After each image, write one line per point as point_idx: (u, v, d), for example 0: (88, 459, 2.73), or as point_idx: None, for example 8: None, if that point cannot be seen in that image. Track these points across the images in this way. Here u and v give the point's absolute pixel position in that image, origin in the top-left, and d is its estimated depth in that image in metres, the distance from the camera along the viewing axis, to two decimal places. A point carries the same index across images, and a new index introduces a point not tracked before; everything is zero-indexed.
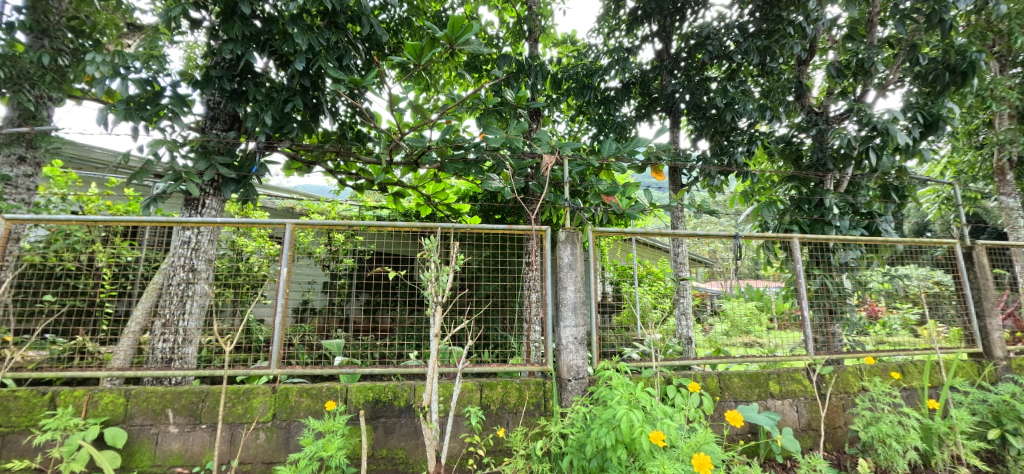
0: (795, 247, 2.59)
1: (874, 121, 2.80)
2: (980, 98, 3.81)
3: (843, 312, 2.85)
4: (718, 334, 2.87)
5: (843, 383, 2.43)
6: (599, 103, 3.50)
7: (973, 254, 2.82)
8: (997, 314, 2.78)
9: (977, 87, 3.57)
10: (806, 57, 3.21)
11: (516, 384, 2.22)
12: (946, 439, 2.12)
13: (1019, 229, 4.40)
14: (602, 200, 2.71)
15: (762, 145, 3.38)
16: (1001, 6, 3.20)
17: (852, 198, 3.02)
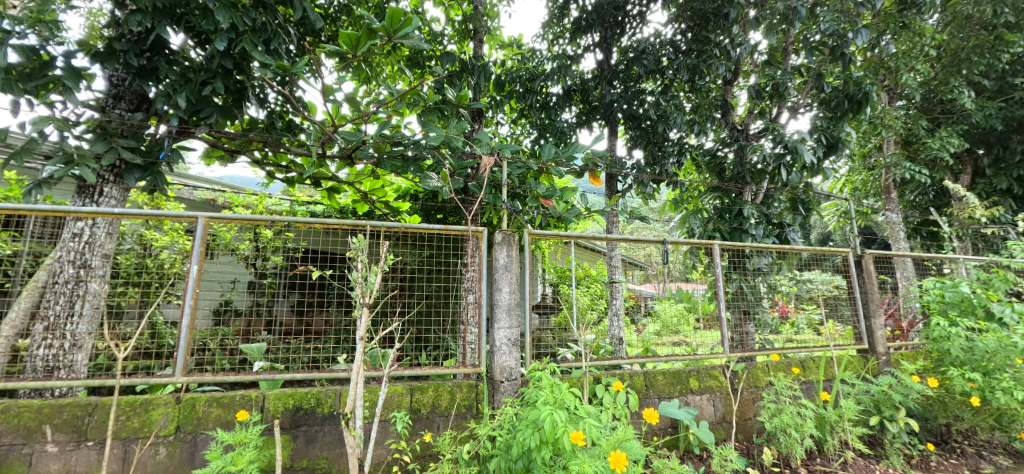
0: (715, 252, 2.80)
1: (786, 140, 3.08)
2: (873, 125, 4.32)
3: (757, 313, 3.08)
4: (649, 334, 2.83)
5: (753, 378, 2.64)
6: (541, 107, 3.54)
7: (863, 262, 3.19)
8: (880, 315, 3.15)
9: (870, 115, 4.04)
10: (730, 78, 3.46)
11: (448, 387, 2.19)
12: (836, 426, 2.36)
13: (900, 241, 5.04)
14: (540, 203, 2.73)
15: (691, 156, 3.59)
16: (890, 45, 3.65)
17: (767, 209, 3.29)
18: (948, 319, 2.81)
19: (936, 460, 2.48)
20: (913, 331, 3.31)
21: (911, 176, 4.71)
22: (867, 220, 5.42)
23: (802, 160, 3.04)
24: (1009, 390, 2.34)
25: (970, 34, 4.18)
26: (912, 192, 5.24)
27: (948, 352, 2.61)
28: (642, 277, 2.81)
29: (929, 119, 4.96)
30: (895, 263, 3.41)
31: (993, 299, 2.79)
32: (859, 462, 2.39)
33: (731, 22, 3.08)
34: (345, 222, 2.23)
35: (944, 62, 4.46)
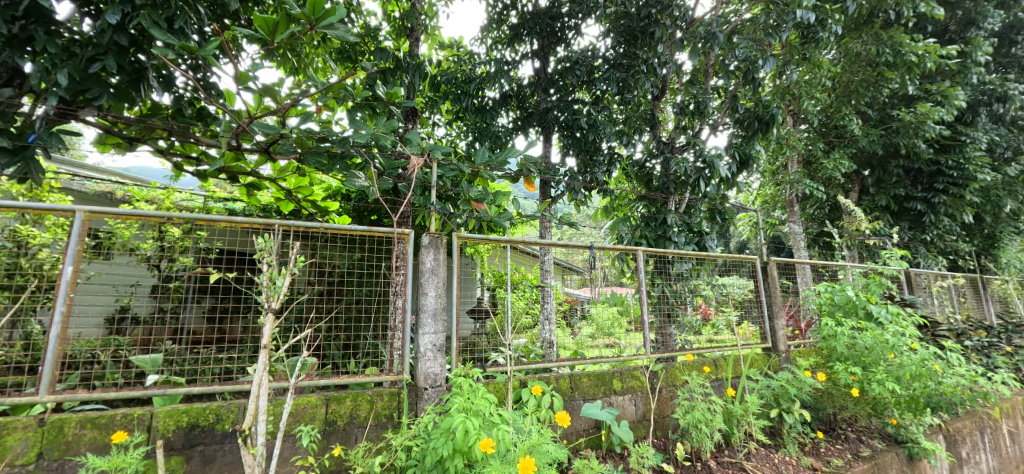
0: (638, 258, 2.90)
1: (705, 155, 3.31)
2: (780, 144, 4.78)
3: (678, 315, 3.23)
4: (584, 337, 2.84)
5: (671, 377, 2.79)
6: (477, 111, 3.51)
7: (767, 268, 3.49)
8: (782, 316, 3.46)
9: (777, 135, 4.46)
10: (658, 93, 3.65)
11: (367, 396, 2.09)
12: (741, 420, 2.54)
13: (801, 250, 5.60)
14: (471, 206, 2.70)
15: (622, 166, 3.73)
16: (794, 73, 4.06)
17: (688, 218, 3.49)
18: (836, 320, 3.14)
19: (824, 446, 2.74)
20: (809, 331, 3.68)
21: (811, 192, 5.28)
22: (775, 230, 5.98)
23: (718, 173, 3.29)
24: (881, 381, 2.66)
25: (858, 68, 4.73)
26: (812, 206, 5.85)
27: (835, 349, 2.92)
28: (579, 281, 2.86)
29: (826, 142, 5.58)
30: (796, 269, 3.77)
31: (872, 301, 3.16)
32: (761, 452, 2.58)
33: (656, 41, 3.28)
34: (257, 220, 2.05)
35: (838, 92, 5.00)
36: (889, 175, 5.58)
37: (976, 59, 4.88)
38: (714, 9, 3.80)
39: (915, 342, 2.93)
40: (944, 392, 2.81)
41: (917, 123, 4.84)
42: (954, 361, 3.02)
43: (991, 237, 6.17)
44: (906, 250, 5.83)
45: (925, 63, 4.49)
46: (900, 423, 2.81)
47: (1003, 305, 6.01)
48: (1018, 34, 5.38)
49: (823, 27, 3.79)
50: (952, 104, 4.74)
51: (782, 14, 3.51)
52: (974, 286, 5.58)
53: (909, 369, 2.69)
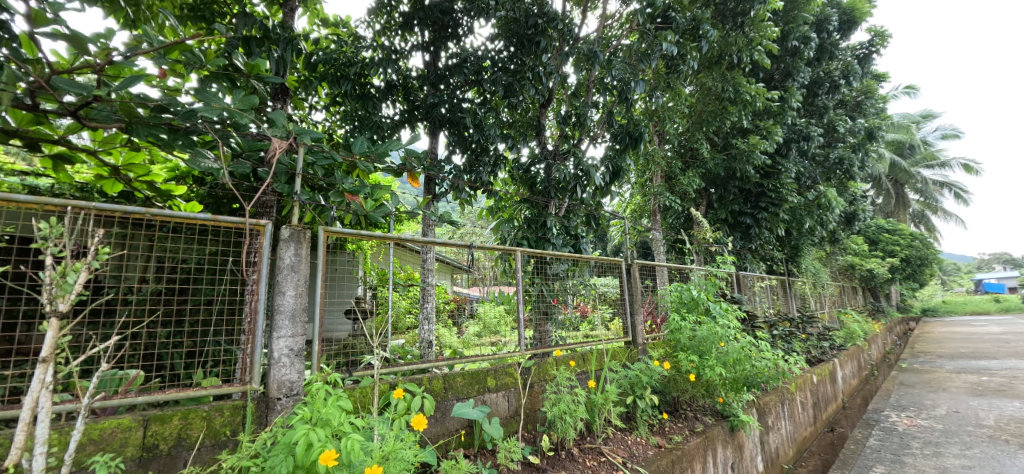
0: (517, 259, 2.93)
1: (582, 164, 3.56)
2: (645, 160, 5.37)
3: (554, 313, 3.24)
4: (470, 336, 2.82)
5: (541, 373, 2.93)
6: (358, 97, 3.28)
7: (630, 269, 3.88)
8: (640, 313, 3.86)
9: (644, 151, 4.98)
10: (543, 101, 3.86)
11: (202, 412, 1.80)
12: (601, 408, 2.75)
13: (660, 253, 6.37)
14: (344, 199, 2.50)
15: (508, 168, 3.81)
16: (660, 97, 4.56)
17: (566, 222, 3.68)
18: (682, 315, 3.60)
19: (668, 426, 3.08)
20: (663, 324, 4.16)
21: (670, 203, 6.04)
22: (641, 236, 6.70)
23: (593, 182, 3.57)
24: (712, 366, 3.12)
25: (708, 101, 5.55)
26: (671, 216, 6.70)
27: (680, 340, 3.36)
28: (469, 280, 2.76)
29: (683, 161, 6.42)
30: (655, 271, 4.25)
31: (709, 299, 3.68)
32: (617, 435, 2.83)
33: (542, 51, 3.47)
34: (50, 201, 1.61)
35: (694, 119, 5.80)
36: (729, 193, 6.64)
37: (791, 104, 6.03)
38: (596, 30, 4.11)
39: (738, 333, 3.48)
40: (757, 373, 3.39)
41: (749, 151, 5.81)
42: (764, 348, 3.67)
43: (796, 248, 7.73)
44: (739, 256, 6.98)
45: (757, 102, 5.39)
46: (725, 401, 3.29)
47: (801, 301, 7.56)
48: (819, 89, 6.82)
49: (684, 60, 4.31)
50: (773, 138, 5.81)
51: (651, 43, 3.93)
52: (783, 286, 6.93)
53: (732, 355, 3.18)
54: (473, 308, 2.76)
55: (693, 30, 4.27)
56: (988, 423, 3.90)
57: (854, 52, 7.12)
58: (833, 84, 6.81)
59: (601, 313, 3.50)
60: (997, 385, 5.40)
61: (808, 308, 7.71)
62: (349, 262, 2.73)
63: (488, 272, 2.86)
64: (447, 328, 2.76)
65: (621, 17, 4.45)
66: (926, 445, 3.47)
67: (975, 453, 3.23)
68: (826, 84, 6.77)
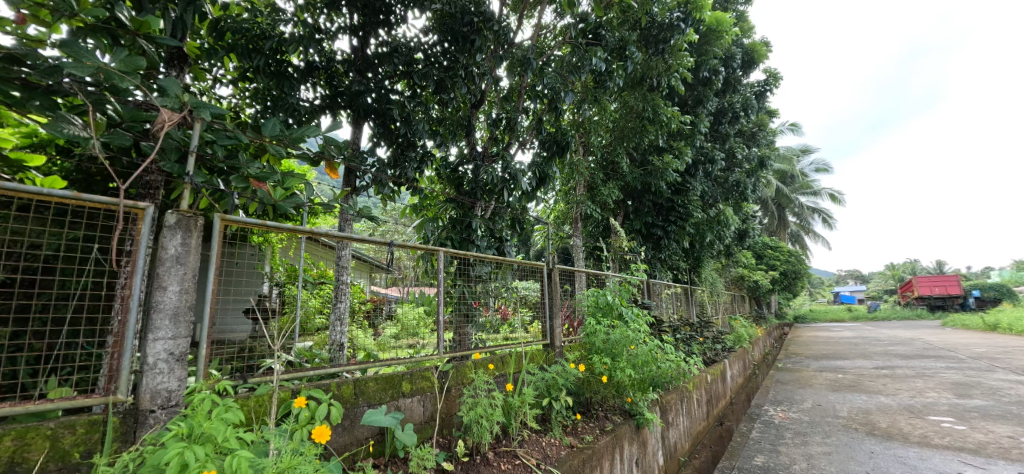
0: (439, 259, 2.84)
1: (510, 167, 3.63)
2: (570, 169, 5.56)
3: (474, 315, 3.20)
4: (387, 338, 2.68)
5: (459, 376, 2.86)
6: (273, 76, 2.98)
7: (551, 274, 3.98)
8: (559, 316, 3.97)
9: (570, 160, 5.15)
10: (475, 102, 3.84)
11: (46, 430, 1.49)
12: (518, 411, 2.76)
13: (580, 259, 6.64)
14: (248, 185, 2.23)
15: (435, 166, 3.74)
16: (587, 110, 4.76)
17: (491, 225, 3.67)
18: (597, 319, 3.77)
19: (580, 426, 3.18)
20: (579, 328, 4.30)
21: (591, 211, 6.34)
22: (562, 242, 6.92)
23: (521, 186, 3.62)
24: (622, 368, 3.30)
25: (630, 119, 5.92)
26: (591, 224, 7.02)
27: (594, 343, 3.51)
28: (388, 280, 2.62)
29: (605, 173, 6.76)
30: (574, 276, 4.40)
31: (622, 304, 3.89)
32: (532, 437, 2.85)
33: (476, 50, 3.46)
34: None
35: (616, 134, 6.13)
36: (644, 206, 7.14)
37: (700, 129, 6.66)
38: (530, 38, 4.18)
39: (647, 337, 3.73)
40: (661, 374, 3.66)
41: (662, 169, 6.30)
42: (668, 351, 3.97)
43: (698, 259, 8.53)
44: (650, 264, 7.53)
45: (673, 124, 5.85)
46: (633, 400, 3.42)
47: (700, 308, 8.35)
48: (723, 118, 7.62)
49: (611, 77, 4.53)
50: (684, 159, 6.36)
51: (582, 57, 4.08)
52: (686, 294, 7.60)
53: (641, 358, 3.38)
54: (391, 308, 2.64)
55: (620, 50, 4.52)
56: (842, 415, 4.60)
57: (752, 89, 8.07)
58: (735, 115, 7.65)
59: (521, 316, 3.53)
60: (847, 381, 6.41)
61: (706, 314, 8.54)
62: (253, 255, 2.46)
63: (408, 272, 2.73)
64: (362, 329, 2.63)
65: (554, 29, 4.58)
66: (796, 435, 3.99)
67: (832, 440, 3.80)
68: (729, 115, 7.57)
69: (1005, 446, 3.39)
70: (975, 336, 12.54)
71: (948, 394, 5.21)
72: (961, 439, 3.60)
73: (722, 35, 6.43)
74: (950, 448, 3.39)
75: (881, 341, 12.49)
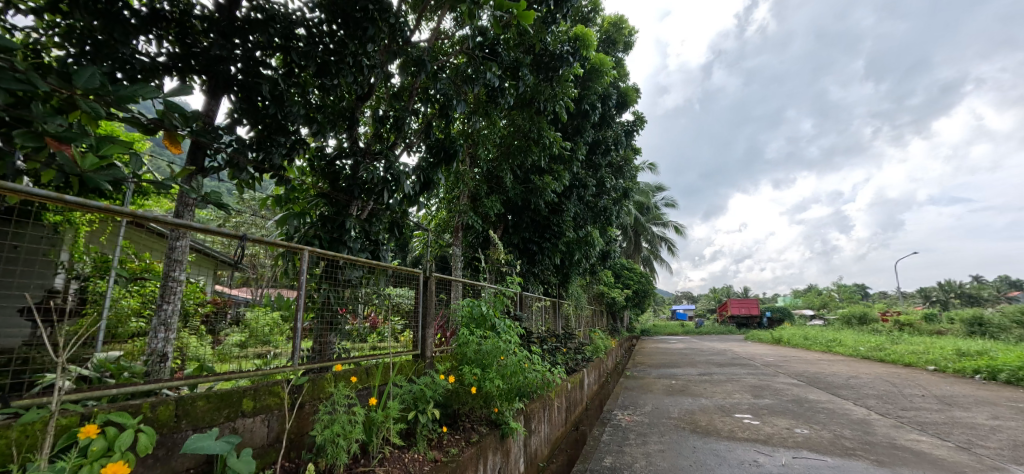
0: (304, 259, 2.53)
1: (394, 168, 3.45)
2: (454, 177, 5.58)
3: (339, 324, 2.89)
4: (229, 347, 2.23)
5: (316, 390, 2.58)
6: (99, 14, 2.31)
7: (427, 282, 3.87)
8: (432, 325, 3.88)
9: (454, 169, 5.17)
10: (362, 94, 3.60)
11: None
12: (380, 426, 2.57)
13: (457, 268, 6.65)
14: (43, 143, 1.68)
15: (308, 156, 3.40)
16: (476, 122, 4.82)
17: (368, 226, 3.43)
18: (470, 330, 3.76)
19: (446, 439, 3.09)
20: (452, 338, 4.25)
21: (472, 222, 6.41)
22: (440, 250, 6.86)
23: (403, 190, 3.52)
24: (491, 378, 3.33)
25: (518, 137, 6.18)
26: (471, 235, 7.11)
27: (466, 354, 3.49)
28: (239, 279, 2.28)
29: (489, 185, 6.93)
30: (451, 285, 4.35)
31: (496, 315, 3.95)
32: (394, 454, 2.68)
33: (368, 39, 3.24)
34: None
35: (503, 149, 6.35)
36: (523, 221, 7.48)
37: (578, 156, 7.28)
38: (428, 40, 4.10)
39: (516, 347, 3.85)
40: (527, 384, 3.81)
41: (541, 189, 6.71)
42: (535, 361, 4.16)
43: (567, 275, 9.23)
44: (524, 277, 7.89)
45: (556, 148, 6.29)
46: (500, 410, 3.46)
47: (564, 320, 9.02)
48: (598, 149, 8.45)
49: (503, 93, 4.68)
50: (561, 181, 6.85)
51: (477, 69, 4.15)
52: (553, 308, 8.14)
53: (509, 368, 3.46)
54: (239, 314, 2.28)
55: (513, 70, 4.72)
56: (673, 415, 5.36)
57: (623, 127, 9.13)
58: (607, 148, 8.55)
59: (393, 325, 3.35)
60: (677, 387, 7.52)
61: (570, 326, 9.24)
62: (42, 239, 1.80)
63: (265, 271, 2.39)
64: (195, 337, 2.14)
65: (453, 37, 4.58)
66: (638, 436, 4.53)
67: (666, 439, 4.40)
68: (602, 147, 8.42)
69: (783, 436, 4.33)
70: (763, 348, 15.91)
71: (747, 395, 6.48)
72: (756, 431, 4.50)
73: (603, 75, 7.17)
74: (749, 440, 4.21)
75: (703, 352, 15.01)
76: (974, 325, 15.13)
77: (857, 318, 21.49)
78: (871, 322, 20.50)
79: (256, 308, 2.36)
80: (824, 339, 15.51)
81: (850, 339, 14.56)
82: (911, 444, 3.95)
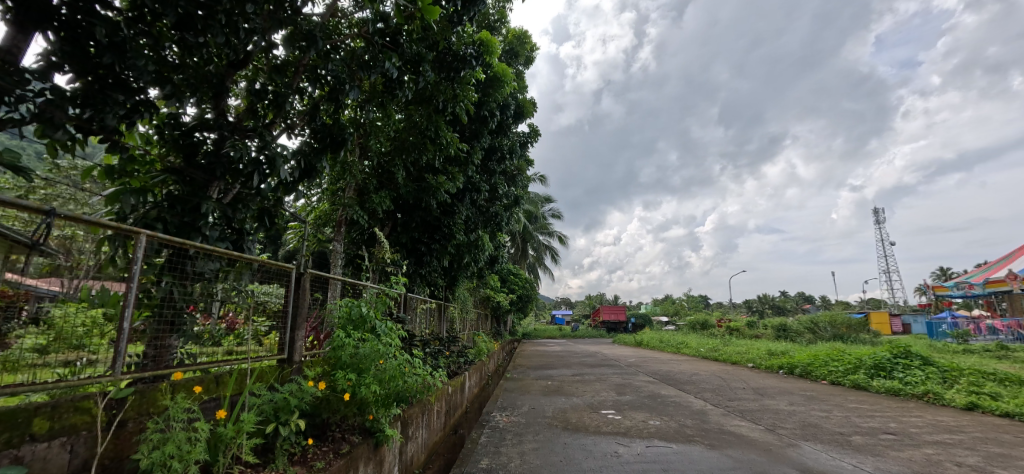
0: (141, 245, 2.07)
1: (270, 149, 3.07)
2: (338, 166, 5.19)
3: (183, 324, 2.47)
4: (19, 354, 1.73)
5: (147, 403, 2.16)
6: None
7: (301, 278, 3.52)
8: (303, 327, 3.57)
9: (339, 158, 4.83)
10: (235, 62, 3.16)
11: None
12: (229, 444, 2.23)
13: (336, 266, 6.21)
14: None
15: (156, 122, 2.85)
16: (370, 112, 4.58)
17: (230, 212, 2.99)
18: (347, 332, 3.50)
19: (312, 452, 2.81)
20: (325, 340, 3.93)
21: (357, 217, 6.05)
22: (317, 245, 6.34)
23: (278, 175, 3.12)
24: (367, 384, 3.15)
25: (413, 134, 6.01)
26: (355, 231, 6.70)
27: (340, 358, 3.24)
28: (45, 267, 1.80)
29: (380, 181, 6.62)
30: (328, 284, 4.03)
31: (377, 317, 3.75)
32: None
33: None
34: None
35: (397, 143, 6.12)
36: (413, 221, 7.28)
37: (473, 160, 7.32)
38: (321, 15, 3.76)
39: (396, 351, 3.70)
40: (406, 388, 3.69)
41: (434, 188, 6.59)
42: (416, 365, 4.06)
43: (455, 278, 9.23)
44: (410, 278, 7.68)
45: (453, 150, 6.26)
46: (375, 417, 3.29)
47: (448, 323, 9.01)
48: (493, 156, 8.63)
49: (400, 86, 4.51)
50: (456, 183, 6.82)
51: (375, 57, 3.93)
52: (438, 310, 8.09)
53: (387, 372, 3.31)
54: (41, 311, 1.79)
55: (414, 64, 4.59)
56: (547, 414, 5.69)
57: (519, 138, 9.49)
58: (502, 156, 8.77)
59: (255, 326, 2.96)
60: (552, 387, 8.01)
61: (453, 329, 9.25)
62: None
63: (85, 259, 1.92)
64: None
65: (351, 18, 4.28)
66: (514, 436, 4.71)
67: (540, 437, 4.64)
68: (498, 153, 8.62)
69: (639, 427, 4.89)
70: (627, 350, 17.80)
71: (611, 392, 7.18)
72: (617, 425, 5.00)
73: (503, 85, 7.35)
74: (612, 433, 4.66)
75: (574, 354, 16.24)
76: (780, 331, 18.98)
77: (700, 324, 25.38)
78: (710, 328, 24.41)
79: (67, 304, 1.89)
80: (675, 342, 17.96)
81: (693, 342, 17.12)
82: (734, 429, 4.77)
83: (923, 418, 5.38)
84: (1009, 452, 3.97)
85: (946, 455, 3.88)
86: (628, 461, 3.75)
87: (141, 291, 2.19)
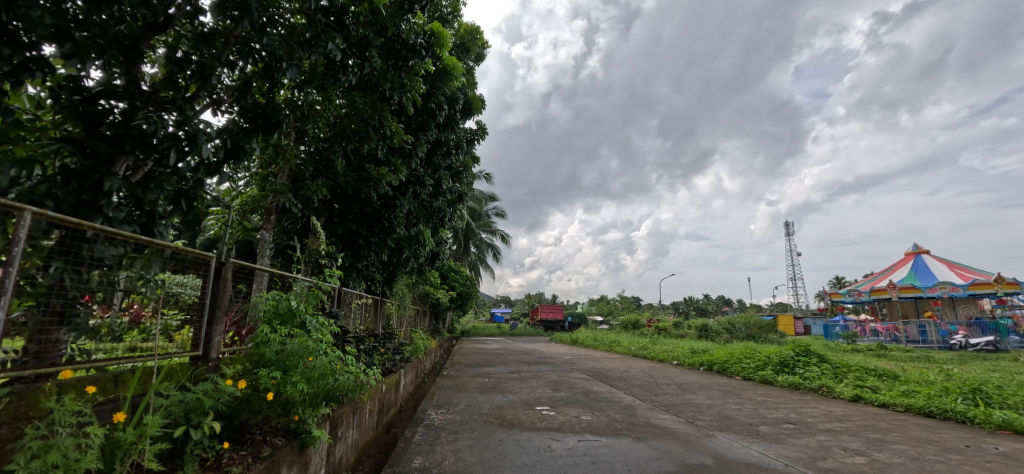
0: (24, 225, 1.80)
1: (190, 125, 2.80)
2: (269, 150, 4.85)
3: (74, 316, 2.18)
4: None
5: (26, 405, 1.88)
6: None
7: (222, 268, 3.25)
8: (222, 321, 3.31)
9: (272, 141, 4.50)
10: (154, 25, 2.84)
11: None
12: (128, 449, 2.00)
13: (264, 257, 5.79)
14: None
15: (50, 84, 2.48)
16: (308, 94, 4.31)
17: (140, 192, 2.68)
18: (273, 327, 3.27)
19: (227, 456, 2.61)
20: (248, 336, 3.66)
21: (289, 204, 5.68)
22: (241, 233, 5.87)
23: (200, 153, 2.89)
24: (294, 383, 2.98)
25: (355, 121, 5.77)
26: (287, 220, 6.31)
27: (263, 355, 3.02)
28: None
29: (316, 168, 6.27)
30: (253, 275, 3.75)
31: (307, 311, 3.53)
32: None
33: None
34: None
35: (338, 130, 5.83)
36: (350, 212, 6.97)
37: (419, 152, 7.14)
38: None
39: (327, 348, 3.52)
40: (337, 387, 3.53)
41: (376, 180, 6.34)
42: (347, 362, 3.90)
43: (394, 273, 8.96)
44: (345, 272, 7.36)
45: (398, 141, 6.06)
46: (301, 418, 3.12)
47: (385, 320, 8.75)
48: (439, 150, 8.48)
49: (344, 69, 4.29)
50: (399, 175, 6.59)
51: (317, 36, 3.71)
52: (373, 306, 7.83)
53: (317, 370, 3.15)
54: None
55: (359, 47, 4.39)
56: (483, 411, 5.73)
57: (465, 134, 9.41)
58: (448, 151, 8.64)
59: (165, 320, 2.68)
60: (489, 384, 8.07)
61: (388, 325, 8.99)
62: None
63: None
64: None
65: None
66: (449, 434, 4.69)
67: (475, 434, 4.65)
68: (443, 148, 8.48)
69: (571, 422, 5.07)
70: (563, 349, 18.31)
71: (547, 389, 7.37)
72: (550, 421, 5.14)
73: (452, 79, 7.23)
74: (546, 428, 4.79)
75: (512, 352, 16.45)
76: (701, 331, 20.53)
77: (632, 324, 26.79)
78: (640, 327, 25.83)
79: None
80: (608, 341, 18.76)
81: (625, 341, 18.01)
82: (658, 422, 5.10)
83: (817, 409, 6.09)
84: (884, 437, 4.61)
85: (835, 441, 4.43)
86: (561, 455, 3.87)
87: (22, 277, 1.90)
